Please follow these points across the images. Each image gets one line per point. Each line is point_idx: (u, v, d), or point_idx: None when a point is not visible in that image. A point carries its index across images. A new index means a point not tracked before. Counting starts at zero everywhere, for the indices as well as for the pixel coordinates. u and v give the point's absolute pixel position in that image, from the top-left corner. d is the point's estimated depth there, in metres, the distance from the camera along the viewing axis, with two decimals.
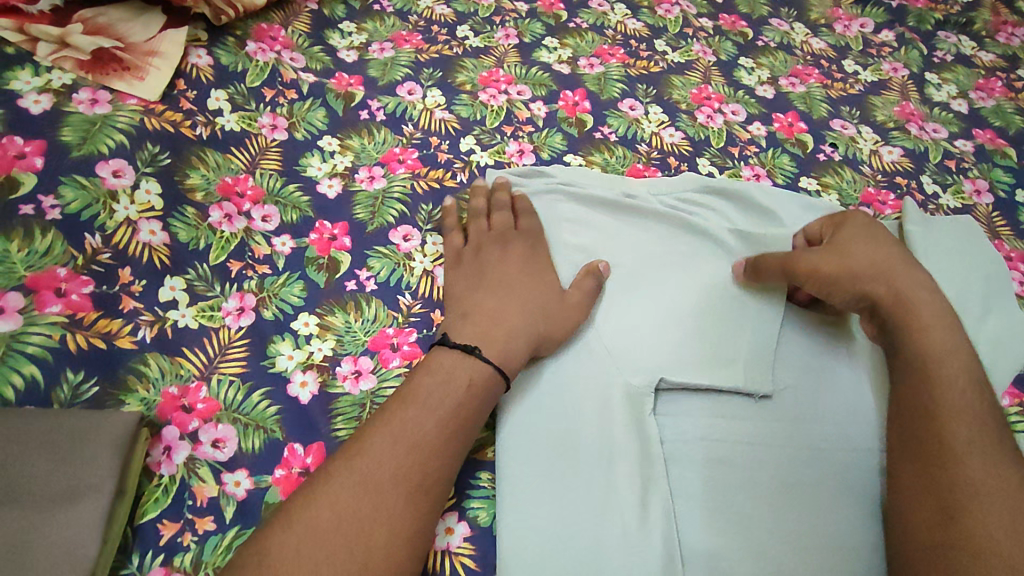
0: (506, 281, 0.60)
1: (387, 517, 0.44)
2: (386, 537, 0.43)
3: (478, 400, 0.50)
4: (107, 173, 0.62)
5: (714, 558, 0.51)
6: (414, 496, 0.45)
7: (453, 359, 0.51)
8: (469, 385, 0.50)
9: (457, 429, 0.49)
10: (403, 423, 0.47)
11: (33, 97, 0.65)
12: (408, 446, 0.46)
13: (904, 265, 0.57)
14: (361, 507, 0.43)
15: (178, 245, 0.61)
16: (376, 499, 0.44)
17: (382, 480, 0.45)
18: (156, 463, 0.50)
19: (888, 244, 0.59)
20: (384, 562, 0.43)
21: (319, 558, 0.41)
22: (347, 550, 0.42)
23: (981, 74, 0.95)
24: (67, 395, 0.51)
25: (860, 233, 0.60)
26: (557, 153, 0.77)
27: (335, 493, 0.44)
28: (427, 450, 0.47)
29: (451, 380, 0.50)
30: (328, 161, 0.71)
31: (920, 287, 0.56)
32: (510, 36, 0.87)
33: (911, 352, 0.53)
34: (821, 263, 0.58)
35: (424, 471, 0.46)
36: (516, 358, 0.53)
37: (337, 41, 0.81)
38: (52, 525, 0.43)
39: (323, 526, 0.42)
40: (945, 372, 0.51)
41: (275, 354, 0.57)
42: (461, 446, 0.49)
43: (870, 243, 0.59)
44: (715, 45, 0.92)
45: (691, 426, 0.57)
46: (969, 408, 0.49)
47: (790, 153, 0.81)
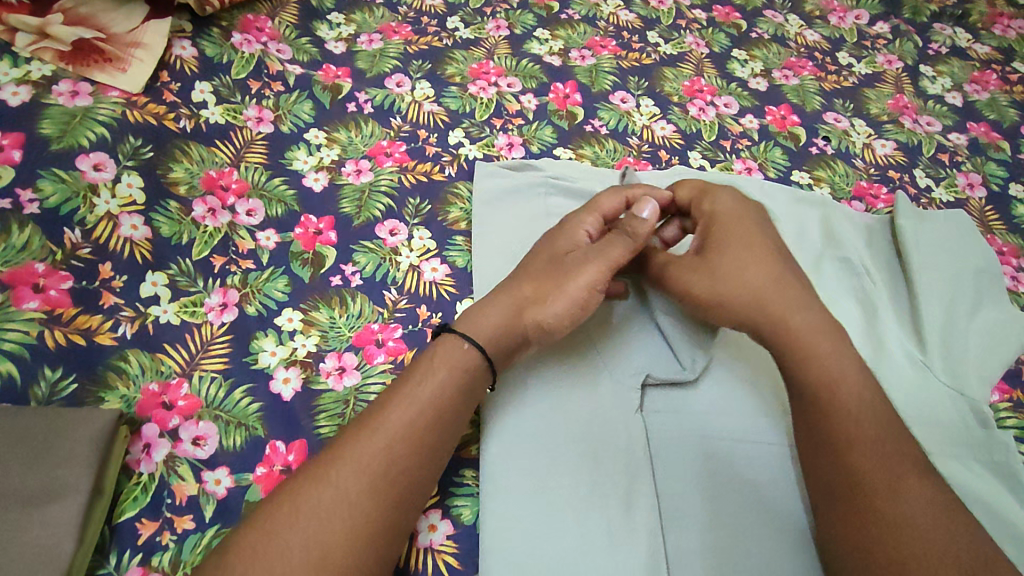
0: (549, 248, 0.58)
1: (347, 508, 0.42)
2: (346, 529, 0.42)
3: (453, 387, 0.49)
4: (87, 167, 0.61)
5: (700, 555, 0.50)
6: (376, 486, 0.44)
7: (436, 347, 0.51)
8: (447, 371, 0.50)
9: (428, 418, 0.47)
10: (370, 417, 0.47)
11: (12, 89, 0.64)
12: (372, 434, 0.45)
13: (782, 275, 0.54)
14: (318, 501, 0.42)
15: (160, 240, 0.60)
16: (335, 491, 0.43)
17: (344, 472, 0.44)
18: (135, 461, 0.50)
19: (770, 247, 0.56)
20: (342, 556, 0.41)
21: (269, 558, 0.40)
22: (302, 545, 0.40)
23: (976, 66, 0.94)
24: (45, 392, 0.51)
25: (734, 233, 0.57)
26: (547, 147, 0.76)
27: (296, 492, 0.43)
28: (393, 440, 0.45)
29: (424, 369, 0.50)
30: (314, 154, 0.70)
31: (804, 302, 0.53)
32: (500, 27, 0.86)
33: (808, 377, 0.49)
34: (692, 282, 0.55)
35: (389, 461, 0.45)
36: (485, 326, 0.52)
37: (325, 32, 0.80)
38: (27, 524, 0.43)
39: (277, 526, 0.41)
40: (847, 394, 0.48)
41: (258, 350, 0.56)
42: (434, 436, 0.47)
43: (741, 245, 0.56)
44: (708, 37, 0.91)
45: (678, 423, 0.56)
46: (881, 431, 0.46)
47: (782, 146, 0.80)
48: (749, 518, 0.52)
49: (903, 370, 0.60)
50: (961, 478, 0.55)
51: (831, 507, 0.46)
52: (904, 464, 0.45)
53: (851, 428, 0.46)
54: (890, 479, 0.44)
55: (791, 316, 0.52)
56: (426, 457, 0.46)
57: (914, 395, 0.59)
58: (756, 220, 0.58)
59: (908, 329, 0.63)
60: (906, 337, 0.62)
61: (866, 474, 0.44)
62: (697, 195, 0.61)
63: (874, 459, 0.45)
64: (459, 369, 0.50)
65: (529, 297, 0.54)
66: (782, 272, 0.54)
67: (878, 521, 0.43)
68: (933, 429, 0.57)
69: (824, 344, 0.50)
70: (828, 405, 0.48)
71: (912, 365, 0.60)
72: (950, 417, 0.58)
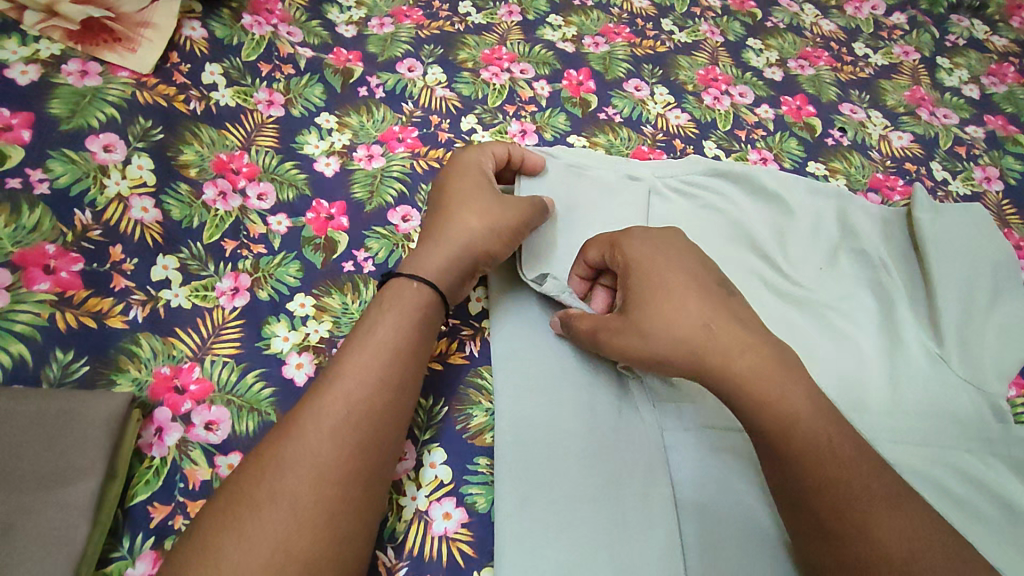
0: (470, 192, 0.59)
1: (310, 458, 0.43)
2: (311, 476, 0.42)
3: (408, 331, 0.50)
4: (97, 147, 0.60)
5: (720, 546, 0.49)
6: (337, 433, 0.44)
7: (384, 294, 0.52)
8: (399, 315, 0.51)
9: (386, 363, 0.48)
10: (326, 370, 0.47)
11: (21, 68, 0.63)
12: (329, 384, 0.46)
13: (712, 316, 0.49)
14: (282, 455, 0.43)
15: (170, 223, 0.59)
16: (299, 443, 0.43)
17: (305, 425, 0.44)
18: (147, 444, 0.49)
19: (693, 285, 0.52)
20: (311, 502, 0.41)
21: (240, 518, 0.40)
22: (271, 500, 0.41)
23: (994, 59, 0.93)
24: (57, 374, 0.50)
25: (651, 278, 0.52)
26: (560, 134, 0.75)
27: (262, 452, 0.43)
28: (350, 387, 0.46)
29: (373, 316, 0.50)
30: (325, 139, 0.69)
31: (745, 338, 0.48)
32: (513, 13, 0.85)
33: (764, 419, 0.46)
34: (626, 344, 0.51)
35: (349, 407, 0.45)
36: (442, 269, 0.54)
37: (336, 15, 0.79)
38: (41, 506, 0.43)
39: (246, 487, 0.42)
40: (810, 428, 0.45)
41: (271, 335, 0.56)
42: (395, 379, 0.48)
43: (662, 285, 0.51)
44: (723, 26, 0.90)
45: (695, 412, 0.55)
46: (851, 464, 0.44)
47: (798, 136, 0.79)
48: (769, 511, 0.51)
49: (920, 365, 0.60)
50: (977, 473, 0.55)
51: (806, 542, 0.44)
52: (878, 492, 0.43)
53: (819, 463, 0.44)
54: (866, 513, 0.42)
55: (734, 360, 0.47)
56: (388, 397, 0.47)
57: (932, 391, 0.58)
58: (670, 257, 0.54)
59: (925, 324, 0.63)
60: (924, 332, 0.62)
61: (840, 515, 0.42)
62: (608, 246, 0.56)
63: (847, 496, 0.43)
64: (410, 309, 0.51)
65: (470, 224, 0.57)
66: (710, 311, 0.50)
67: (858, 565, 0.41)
68: (948, 424, 0.57)
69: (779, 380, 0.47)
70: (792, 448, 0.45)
71: (929, 360, 0.60)
72: (967, 412, 0.58)
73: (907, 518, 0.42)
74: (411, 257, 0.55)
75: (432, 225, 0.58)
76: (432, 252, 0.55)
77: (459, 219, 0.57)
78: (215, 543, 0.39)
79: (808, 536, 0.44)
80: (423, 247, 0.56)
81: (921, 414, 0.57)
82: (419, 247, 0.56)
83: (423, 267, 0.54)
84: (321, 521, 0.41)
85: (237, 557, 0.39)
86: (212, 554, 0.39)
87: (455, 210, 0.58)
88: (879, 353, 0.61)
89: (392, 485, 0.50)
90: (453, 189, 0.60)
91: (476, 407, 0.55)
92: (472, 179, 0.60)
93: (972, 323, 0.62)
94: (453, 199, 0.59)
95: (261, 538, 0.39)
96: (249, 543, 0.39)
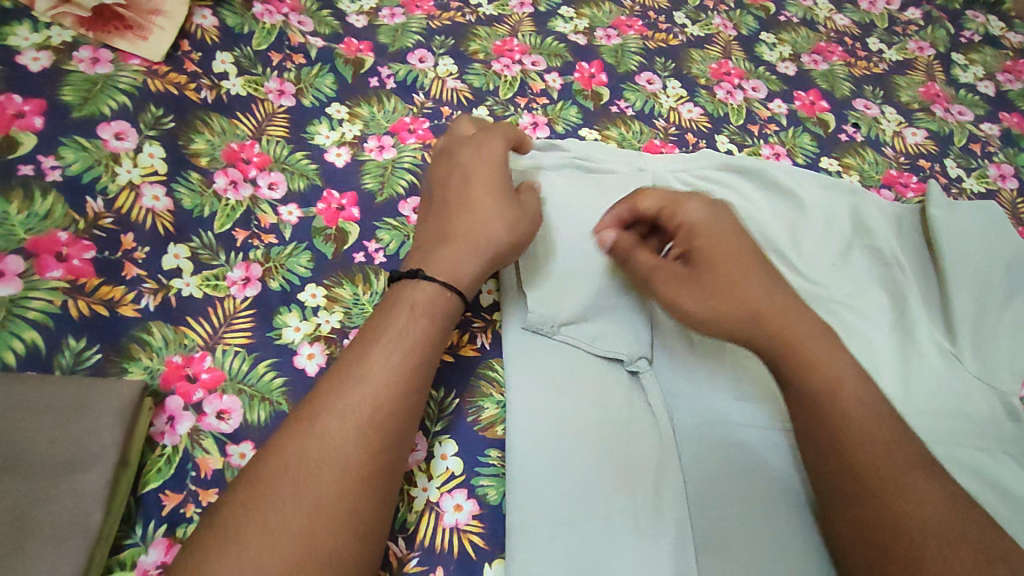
0: (489, 186, 0.58)
1: (333, 456, 0.43)
2: (333, 473, 0.42)
3: (433, 330, 0.50)
4: (108, 135, 0.60)
5: (729, 544, 0.49)
6: (360, 430, 0.44)
7: (416, 295, 0.51)
8: (426, 316, 0.50)
9: (411, 363, 0.48)
10: (349, 364, 0.47)
11: (32, 54, 0.63)
12: (351, 382, 0.46)
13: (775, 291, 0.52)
14: (304, 452, 0.43)
15: (182, 211, 0.59)
16: (322, 440, 0.43)
17: (328, 421, 0.44)
18: (159, 433, 0.49)
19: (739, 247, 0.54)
20: (333, 500, 0.41)
21: (262, 511, 0.40)
22: (294, 494, 0.41)
23: (1009, 56, 0.92)
24: (69, 361, 0.50)
25: (706, 242, 0.54)
26: (572, 127, 0.74)
27: (283, 445, 0.43)
28: (375, 386, 0.46)
29: (402, 314, 0.50)
30: (336, 129, 0.69)
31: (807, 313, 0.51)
32: (525, 4, 0.84)
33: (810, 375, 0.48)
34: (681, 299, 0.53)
35: (375, 406, 0.45)
36: (461, 270, 0.53)
37: (347, 5, 0.79)
38: (54, 493, 0.43)
39: (266, 480, 0.42)
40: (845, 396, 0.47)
41: (282, 325, 0.56)
42: (416, 379, 0.47)
43: (722, 247, 0.54)
44: (736, 19, 0.89)
45: (700, 408, 0.55)
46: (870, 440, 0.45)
47: (812, 132, 0.79)
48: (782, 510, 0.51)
49: (933, 363, 0.59)
50: (991, 472, 0.54)
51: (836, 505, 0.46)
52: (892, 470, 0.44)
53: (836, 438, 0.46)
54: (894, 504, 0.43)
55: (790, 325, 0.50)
56: (410, 398, 0.47)
57: (945, 389, 0.58)
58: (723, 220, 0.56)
59: (937, 322, 0.63)
60: (937, 330, 0.62)
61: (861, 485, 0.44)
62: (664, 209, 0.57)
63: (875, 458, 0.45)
64: (440, 314, 0.51)
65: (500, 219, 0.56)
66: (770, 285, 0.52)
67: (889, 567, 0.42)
68: (962, 422, 0.57)
69: (840, 351, 0.49)
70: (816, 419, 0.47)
71: (942, 358, 0.60)
72: (980, 410, 0.57)
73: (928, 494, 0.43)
74: (440, 251, 0.54)
75: (455, 214, 0.57)
76: (464, 246, 0.54)
77: (484, 213, 0.56)
78: (236, 536, 0.39)
79: (837, 515, 0.46)
80: (447, 241, 0.55)
81: (934, 411, 0.57)
82: (445, 240, 0.55)
83: (446, 266, 0.53)
84: (342, 520, 0.41)
85: (260, 550, 0.39)
86: (234, 546, 0.39)
87: (474, 205, 0.57)
88: (893, 349, 0.60)
89: (404, 476, 0.50)
90: (477, 177, 0.59)
91: (487, 400, 0.55)
92: (490, 170, 0.59)
93: (984, 322, 0.62)
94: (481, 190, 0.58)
95: (284, 532, 0.39)
96: (272, 537, 0.39)
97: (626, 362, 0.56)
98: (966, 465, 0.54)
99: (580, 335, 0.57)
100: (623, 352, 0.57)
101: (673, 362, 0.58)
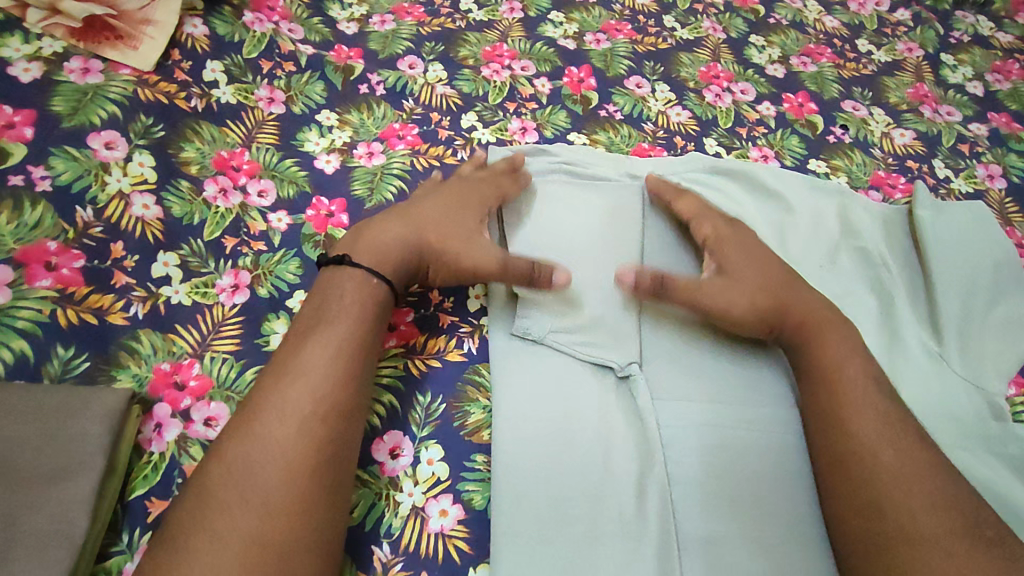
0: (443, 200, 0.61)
1: (277, 455, 0.43)
2: (279, 472, 0.42)
3: (368, 321, 0.51)
4: (98, 145, 0.61)
5: (711, 546, 0.49)
6: (301, 425, 0.44)
7: (345, 285, 0.52)
8: (360, 307, 0.51)
9: (347, 355, 0.48)
10: (285, 363, 0.48)
11: (23, 65, 0.63)
12: (290, 381, 0.46)
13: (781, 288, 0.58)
14: (247, 455, 0.43)
15: (171, 220, 0.60)
16: (263, 442, 0.43)
17: (268, 422, 0.44)
18: (147, 440, 0.50)
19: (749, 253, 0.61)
20: (282, 498, 0.42)
21: (211, 520, 0.40)
22: (241, 499, 0.41)
23: (998, 56, 0.92)
24: (58, 370, 0.50)
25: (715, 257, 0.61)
26: (560, 132, 0.75)
27: (225, 450, 0.43)
28: (314, 383, 0.46)
29: (336, 309, 0.51)
30: (326, 136, 0.69)
31: (806, 306, 0.57)
32: (514, 9, 0.85)
33: (820, 358, 0.54)
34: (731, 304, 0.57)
35: (315, 401, 0.45)
36: (387, 254, 0.55)
37: (337, 12, 0.79)
38: (42, 501, 0.43)
39: (212, 487, 0.42)
40: (846, 380, 0.52)
41: (270, 332, 0.56)
42: (355, 372, 0.48)
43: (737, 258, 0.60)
44: (725, 22, 0.89)
45: (684, 410, 0.55)
46: (868, 411, 0.50)
47: (800, 134, 0.79)
48: (765, 512, 0.51)
49: (919, 364, 0.59)
50: (978, 473, 0.54)
51: (836, 498, 0.49)
52: (885, 439, 0.49)
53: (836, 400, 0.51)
54: (887, 471, 0.47)
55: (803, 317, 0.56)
56: (350, 392, 0.47)
57: (931, 390, 0.58)
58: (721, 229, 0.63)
59: (924, 323, 0.63)
60: (923, 331, 0.62)
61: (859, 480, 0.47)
62: None
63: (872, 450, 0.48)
64: (371, 303, 0.52)
65: (450, 234, 0.58)
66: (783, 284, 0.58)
67: (884, 538, 0.45)
68: (949, 422, 0.57)
69: (837, 341, 0.54)
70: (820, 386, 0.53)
71: (928, 359, 0.60)
72: (965, 411, 0.57)
73: (916, 460, 0.47)
74: (372, 238, 0.56)
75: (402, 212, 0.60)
76: (397, 243, 0.56)
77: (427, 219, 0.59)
78: (186, 547, 0.39)
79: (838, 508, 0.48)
80: (390, 228, 0.57)
81: (922, 411, 0.57)
82: (381, 227, 0.57)
83: (373, 252, 0.55)
84: (294, 516, 0.41)
85: (211, 556, 0.39)
86: (184, 557, 0.39)
87: (423, 210, 0.60)
88: (879, 349, 0.60)
89: (388, 481, 0.51)
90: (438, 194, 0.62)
91: (473, 405, 0.55)
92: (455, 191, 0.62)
93: (970, 324, 0.62)
94: (453, 206, 0.61)
95: (232, 536, 0.40)
96: (221, 542, 0.40)
97: (617, 369, 0.56)
98: None
99: (567, 341, 0.57)
100: (612, 360, 0.56)
101: (661, 366, 0.57)
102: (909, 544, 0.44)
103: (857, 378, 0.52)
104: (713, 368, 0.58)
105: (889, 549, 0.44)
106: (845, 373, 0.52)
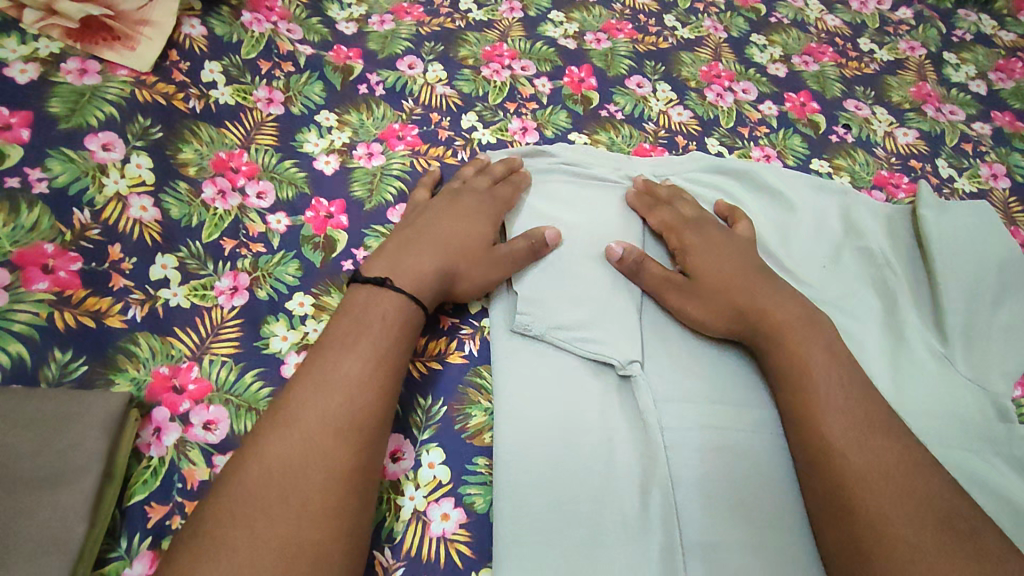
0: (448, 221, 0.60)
1: (318, 459, 0.43)
2: (319, 476, 0.42)
3: (406, 338, 0.51)
4: (95, 146, 0.60)
5: (716, 550, 0.49)
6: (343, 435, 0.44)
7: (382, 297, 0.52)
8: (399, 319, 0.52)
9: (387, 368, 0.49)
10: (325, 368, 0.47)
11: (19, 66, 0.63)
12: (329, 385, 0.46)
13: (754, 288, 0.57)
14: (287, 456, 0.43)
15: (169, 222, 0.59)
16: (304, 444, 0.43)
17: (308, 425, 0.44)
18: (145, 445, 0.49)
19: (736, 259, 0.60)
20: (321, 502, 0.42)
21: (249, 520, 0.40)
22: (280, 499, 0.41)
23: (1001, 54, 0.92)
24: (55, 374, 0.50)
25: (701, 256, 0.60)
26: (561, 132, 0.74)
27: (262, 450, 0.43)
28: (355, 389, 0.46)
29: (378, 323, 0.51)
30: (325, 137, 0.69)
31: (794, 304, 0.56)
32: (514, 9, 0.84)
33: (786, 356, 0.53)
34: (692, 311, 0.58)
35: (356, 407, 0.46)
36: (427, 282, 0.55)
37: (336, 13, 0.79)
38: (39, 507, 0.42)
39: (247, 488, 0.41)
40: (820, 376, 0.51)
41: (269, 335, 0.56)
42: (393, 381, 0.49)
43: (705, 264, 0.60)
44: (726, 21, 0.89)
45: (687, 412, 0.54)
46: (841, 407, 0.49)
47: (802, 133, 0.79)
48: (770, 515, 0.51)
49: (924, 365, 0.59)
50: (984, 474, 0.54)
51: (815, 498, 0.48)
52: (855, 435, 0.48)
53: (801, 399, 0.51)
54: (858, 468, 0.46)
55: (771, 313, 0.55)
56: (388, 399, 0.48)
57: (936, 391, 0.58)
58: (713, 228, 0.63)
59: (929, 323, 0.62)
60: (928, 331, 0.62)
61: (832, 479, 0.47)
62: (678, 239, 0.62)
63: (844, 448, 0.48)
64: (409, 316, 0.52)
65: (478, 251, 0.59)
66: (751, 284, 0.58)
67: (855, 537, 0.44)
68: (954, 424, 0.56)
69: (810, 337, 0.54)
70: (789, 388, 0.52)
71: (933, 359, 0.59)
72: (970, 412, 0.57)
73: (891, 456, 0.47)
74: (401, 263, 0.55)
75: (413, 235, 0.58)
76: (431, 267, 0.56)
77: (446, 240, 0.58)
78: (224, 545, 0.39)
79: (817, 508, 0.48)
80: (425, 250, 0.57)
81: (927, 412, 0.56)
82: (404, 253, 0.56)
83: (405, 276, 0.54)
84: (332, 520, 0.41)
85: (246, 559, 0.38)
86: (218, 558, 0.38)
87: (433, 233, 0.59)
88: (883, 350, 0.60)
89: (389, 485, 0.50)
90: (439, 216, 0.61)
91: (474, 407, 0.55)
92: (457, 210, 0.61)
93: (973, 324, 0.62)
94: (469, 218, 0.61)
95: (268, 540, 0.39)
96: (257, 546, 0.39)
97: (618, 367, 0.56)
98: (959, 468, 0.54)
99: (568, 340, 0.57)
100: (613, 358, 0.56)
101: (664, 367, 0.57)
102: (882, 541, 0.43)
103: (832, 374, 0.51)
104: (716, 369, 0.57)
105: (859, 549, 0.44)
106: (817, 367, 0.52)
